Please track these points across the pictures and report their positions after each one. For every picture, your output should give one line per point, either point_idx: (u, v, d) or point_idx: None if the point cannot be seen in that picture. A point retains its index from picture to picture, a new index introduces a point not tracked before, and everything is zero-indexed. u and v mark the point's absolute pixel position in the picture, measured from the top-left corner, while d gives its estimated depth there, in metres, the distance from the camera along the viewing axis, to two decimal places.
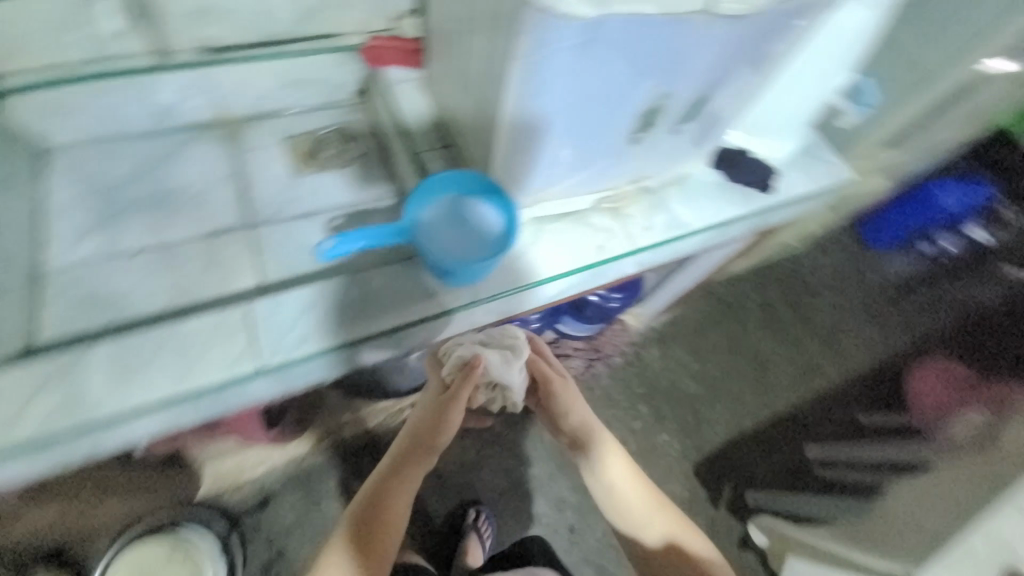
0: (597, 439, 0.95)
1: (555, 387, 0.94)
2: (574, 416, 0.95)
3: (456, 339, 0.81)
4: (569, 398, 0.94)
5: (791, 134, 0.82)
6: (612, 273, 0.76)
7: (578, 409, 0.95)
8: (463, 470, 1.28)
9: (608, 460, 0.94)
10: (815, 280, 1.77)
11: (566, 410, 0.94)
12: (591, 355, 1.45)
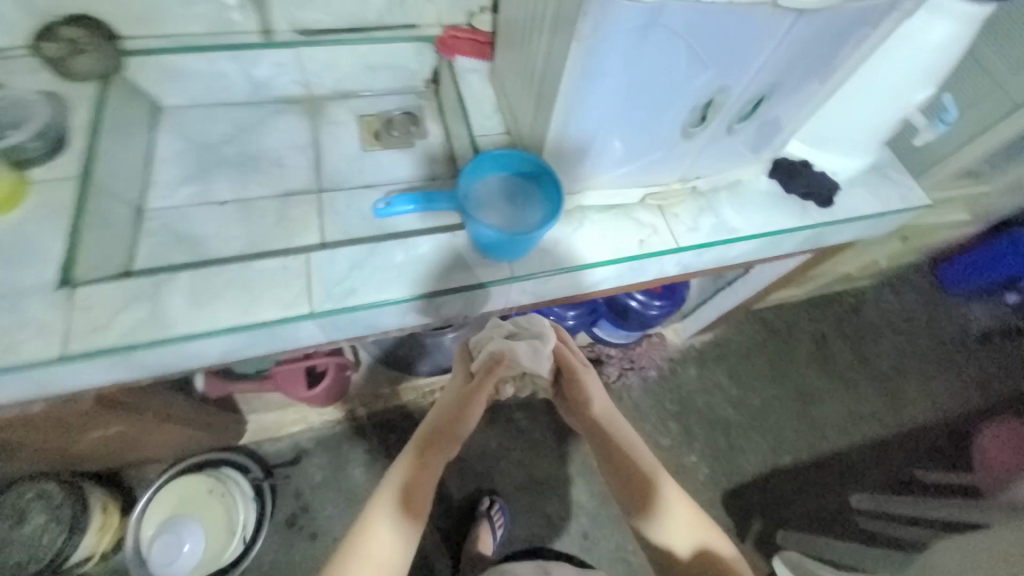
0: (616, 428, 0.76)
1: (579, 371, 0.78)
2: (591, 401, 0.77)
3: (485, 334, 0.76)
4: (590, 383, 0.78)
5: (859, 150, 0.79)
6: (649, 271, 0.77)
7: (597, 395, 0.77)
8: (484, 458, 1.30)
9: (627, 451, 0.74)
10: (877, 318, 1.66)
11: (581, 396, 0.77)
12: (625, 364, 1.43)
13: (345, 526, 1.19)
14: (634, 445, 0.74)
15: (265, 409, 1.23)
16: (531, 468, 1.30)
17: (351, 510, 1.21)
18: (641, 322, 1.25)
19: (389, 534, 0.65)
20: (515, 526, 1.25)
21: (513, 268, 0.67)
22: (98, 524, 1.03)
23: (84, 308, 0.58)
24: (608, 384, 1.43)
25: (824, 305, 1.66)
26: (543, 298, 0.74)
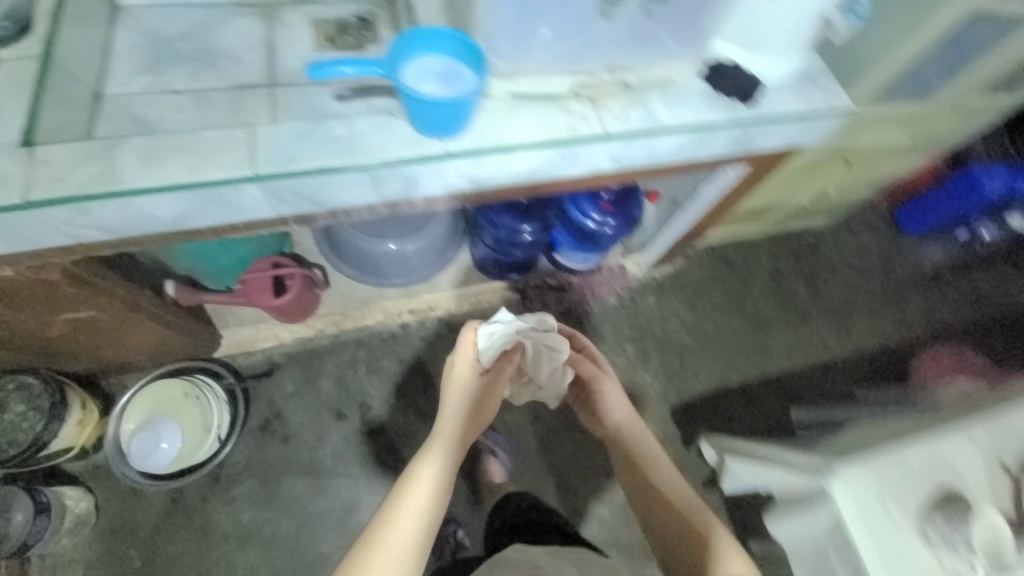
0: (636, 440, 0.93)
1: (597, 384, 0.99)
2: (614, 416, 0.97)
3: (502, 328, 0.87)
4: (606, 394, 0.98)
5: (785, 51, 0.84)
6: (584, 164, 0.82)
7: (619, 411, 0.97)
8: None
9: (648, 460, 0.91)
10: (831, 255, 1.75)
11: (607, 412, 0.98)
12: (585, 292, 1.52)
13: (316, 430, 1.28)
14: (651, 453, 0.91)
15: (238, 325, 1.29)
16: None
17: (323, 417, 1.29)
18: (599, 239, 1.33)
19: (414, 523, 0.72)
20: None
21: (446, 145, 0.72)
22: (78, 418, 1.10)
23: (46, 163, 0.64)
24: (570, 311, 1.50)
25: (782, 244, 1.73)
26: (482, 185, 0.80)
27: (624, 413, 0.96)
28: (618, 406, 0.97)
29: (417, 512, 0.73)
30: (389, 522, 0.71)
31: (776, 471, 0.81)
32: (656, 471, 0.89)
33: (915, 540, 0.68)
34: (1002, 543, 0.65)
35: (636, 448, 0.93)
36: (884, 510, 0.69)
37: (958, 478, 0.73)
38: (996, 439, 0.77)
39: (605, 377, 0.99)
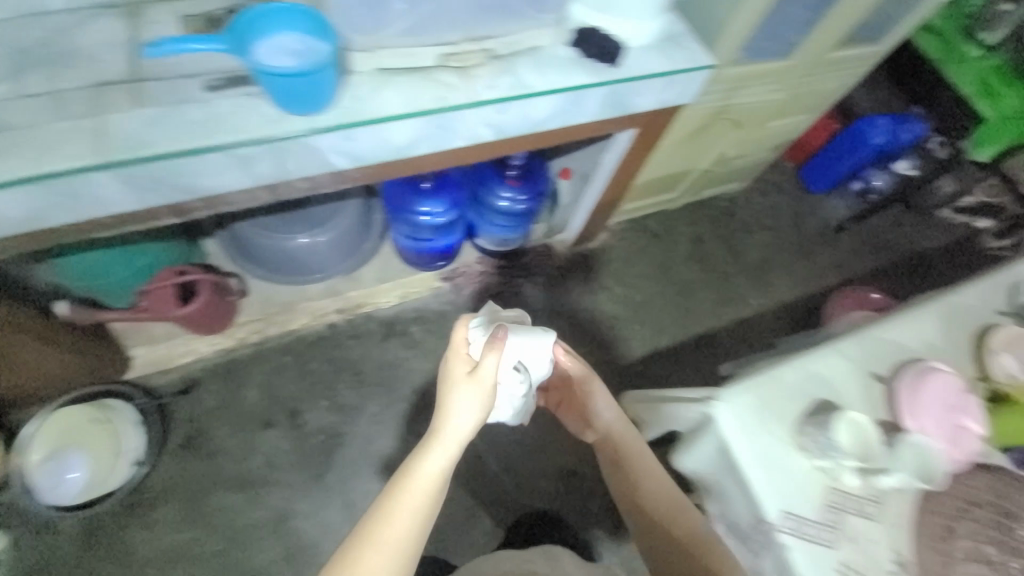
0: (628, 454, 0.84)
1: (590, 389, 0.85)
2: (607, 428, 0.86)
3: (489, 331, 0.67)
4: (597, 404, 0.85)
5: (646, 18, 0.90)
6: (464, 135, 0.85)
7: (611, 421, 0.85)
8: (383, 368, 1.38)
9: (638, 475, 0.83)
10: (747, 217, 1.86)
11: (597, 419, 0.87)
12: (513, 274, 1.54)
13: (244, 441, 1.24)
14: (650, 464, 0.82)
15: (150, 343, 1.24)
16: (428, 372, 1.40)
17: (250, 427, 1.25)
18: (516, 216, 1.36)
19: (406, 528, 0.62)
20: (415, 424, 1.34)
21: (310, 120, 0.73)
22: None
23: None
24: (499, 293, 1.53)
25: (699, 212, 1.83)
26: (363, 163, 0.81)
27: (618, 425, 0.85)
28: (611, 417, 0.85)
29: (409, 518, 0.62)
30: (377, 529, 0.61)
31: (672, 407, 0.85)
32: (648, 488, 0.82)
33: (793, 451, 0.72)
34: (865, 431, 0.70)
35: (629, 463, 0.84)
36: (764, 426, 0.73)
37: (833, 390, 0.78)
38: (866, 350, 0.83)
39: (597, 385, 0.85)
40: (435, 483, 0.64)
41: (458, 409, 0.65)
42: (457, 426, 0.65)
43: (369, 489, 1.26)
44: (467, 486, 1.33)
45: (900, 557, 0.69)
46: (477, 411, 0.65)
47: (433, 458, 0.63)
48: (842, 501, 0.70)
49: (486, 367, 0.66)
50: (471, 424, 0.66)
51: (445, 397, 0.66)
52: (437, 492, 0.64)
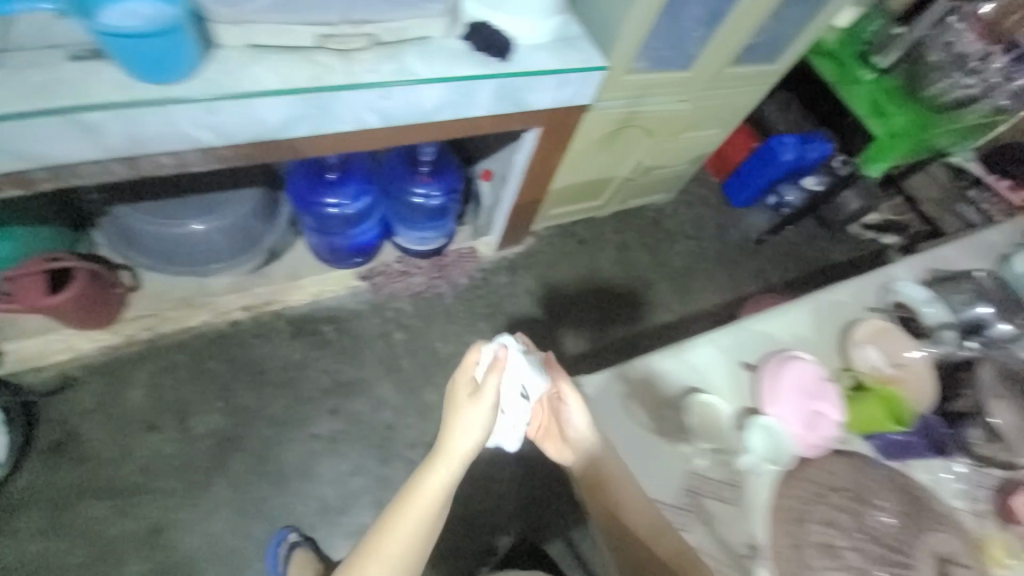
0: (609, 470, 0.72)
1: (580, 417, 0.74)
2: (585, 445, 0.74)
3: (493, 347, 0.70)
4: (576, 419, 0.74)
5: (539, 17, 0.93)
6: (347, 118, 0.84)
7: (592, 437, 0.74)
8: (286, 369, 1.31)
9: (619, 492, 0.71)
10: (672, 227, 1.92)
11: (575, 438, 0.75)
12: (435, 274, 1.52)
13: (123, 445, 1.16)
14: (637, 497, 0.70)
15: (22, 336, 1.15)
16: (337, 373, 1.34)
17: (131, 430, 1.17)
18: (432, 214, 1.34)
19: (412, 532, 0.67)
20: (317, 427, 1.26)
21: (166, 89, 0.71)
22: None
23: None
24: (419, 293, 1.49)
25: (627, 220, 1.87)
26: (233, 141, 0.79)
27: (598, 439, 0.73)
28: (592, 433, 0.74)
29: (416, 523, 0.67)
30: (385, 533, 0.67)
31: None
32: (628, 504, 0.71)
33: (657, 437, 0.73)
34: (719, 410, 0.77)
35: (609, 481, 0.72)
36: (630, 413, 0.74)
37: (703, 379, 0.80)
38: (739, 341, 0.85)
39: (575, 396, 0.73)
40: (439, 497, 0.68)
41: (464, 429, 0.67)
42: (462, 447, 0.67)
43: (260, 497, 1.17)
44: (371, 496, 1.23)
45: (756, 541, 0.70)
46: (480, 432, 0.67)
47: (438, 473, 0.67)
48: (702, 485, 0.72)
49: (488, 388, 0.67)
50: (475, 444, 0.68)
51: (453, 418, 0.68)
52: (442, 504, 0.69)
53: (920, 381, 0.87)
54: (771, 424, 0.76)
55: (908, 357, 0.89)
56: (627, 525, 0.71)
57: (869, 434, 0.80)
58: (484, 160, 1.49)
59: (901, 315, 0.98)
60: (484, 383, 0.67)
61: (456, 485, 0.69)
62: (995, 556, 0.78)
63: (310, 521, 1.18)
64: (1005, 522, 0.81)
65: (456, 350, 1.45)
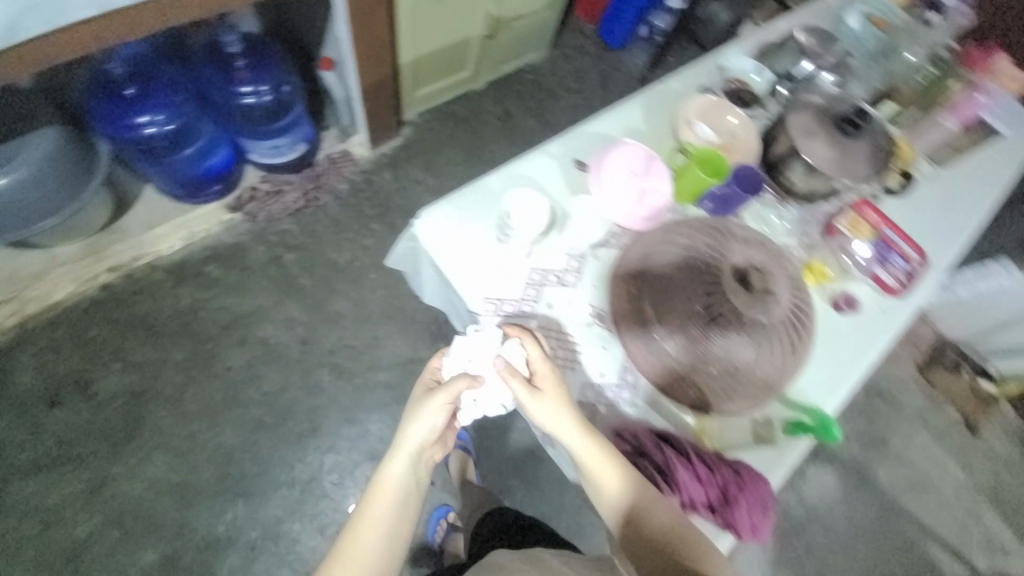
0: (588, 462, 0.64)
1: (545, 416, 0.66)
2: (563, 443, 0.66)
3: (459, 359, 0.69)
4: (543, 414, 0.66)
5: None
6: (82, 3, 0.76)
7: (563, 426, 0.65)
8: (179, 315, 1.28)
9: (601, 480, 0.64)
10: (555, 84, 1.84)
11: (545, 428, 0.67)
12: (310, 187, 1.45)
13: (31, 425, 1.16)
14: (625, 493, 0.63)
15: None
16: (235, 307, 1.31)
17: (34, 410, 1.17)
18: (273, 114, 1.26)
19: (377, 534, 0.65)
20: (230, 359, 1.26)
21: None
22: None
23: None
24: (299, 210, 1.43)
25: (505, 87, 1.78)
26: None
27: (576, 429, 0.65)
28: (563, 423, 0.65)
29: (379, 527, 0.65)
30: (349, 540, 0.64)
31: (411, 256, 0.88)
32: (612, 488, 0.64)
33: (494, 244, 0.76)
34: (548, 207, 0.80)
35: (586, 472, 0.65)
36: (466, 232, 0.76)
37: (536, 185, 0.82)
38: (572, 146, 0.86)
39: (532, 397, 0.66)
40: (405, 488, 0.67)
41: (417, 428, 0.67)
42: (422, 439, 0.67)
43: (188, 434, 1.19)
44: (301, 408, 1.25)
45: (601, 311, 0.76)
46: (435, 421, 0.67)
47: (395, 470, 0.67)
48: (544, 277, 0.76)
49: (447, 398, 0.66)
50: (432, 433, 0.68)
51: (413, 410, 0.68)
52: (410, 495, 0.68)
53: (745, 143, 0.91)
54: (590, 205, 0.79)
55: (733, 123, 0.92)
56: (615, 511, 0.64)
57: (697, 200, 0.85)
58: (329, 49, 1.34)
59: (731, 88, 0.99)
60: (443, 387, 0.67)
61: (419, 482, 0.69)
62: (819, 274, 0.85)
63: (244, 444, 1.20)
64: (828, 233, 0.88)
65: (353, 256, 1.42)
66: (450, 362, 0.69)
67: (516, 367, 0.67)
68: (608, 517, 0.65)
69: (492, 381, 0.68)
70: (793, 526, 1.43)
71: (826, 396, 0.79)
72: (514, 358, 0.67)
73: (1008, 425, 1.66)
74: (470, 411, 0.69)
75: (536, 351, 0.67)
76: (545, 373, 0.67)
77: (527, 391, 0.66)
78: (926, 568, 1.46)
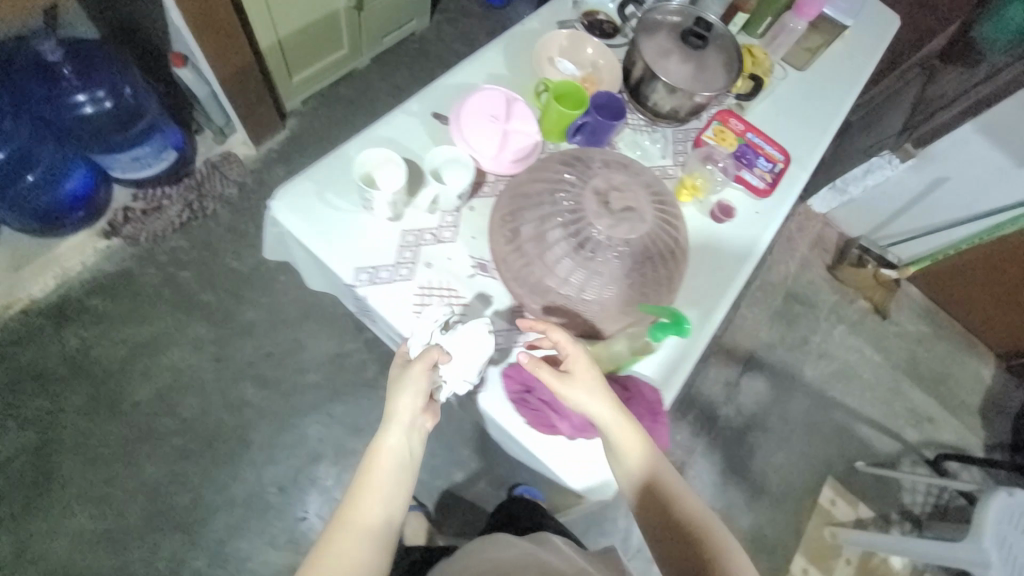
0: (620, 436, 0.64)
1: (575, 396, 0.65)
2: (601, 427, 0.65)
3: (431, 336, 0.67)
4: (582, 399, 0.64)
5: None
6: None
7: (593, 403, 0.64)
8: (70, 358, 1.18)
9: (632, 459, 0.64)
10: (443, 50, 1.77)
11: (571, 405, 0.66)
12: (193, 197, 1.34)
13: None
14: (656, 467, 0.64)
15: None
16: (132, 337, 1.22)
17: None
18: (122, 123, 1.15)
19: (379, 501, 0.61)
20: (138, 392, 1.18)
21: None
22: None
23: None
24: (184, 224, 1.32)
25: (392, 61, 1.71)
26: None
27: (612, 411, 0.64)
28: (593, 399, 0.64)
29: (382, 492, 0.61)
30: (350, 510, 0.59)
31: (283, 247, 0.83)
32: (644, 470, 0.64)
33: (361, 212, 0.74)
34: (411, 165, 0.77)
35: (620, 451, 0.65)
36: (331, 206, 0.73)
37: (397, 145, 0.78)
38: (433, 100, 0.83)
39: (561, 381, 0.65)
40: (403, 456, 0.64)
41: (405, 395, 0.64)
42: (412, 408, 0.64)
43: (105, 479, 1.11)
44: (228, 426, 1.19)
45: (482, 259, 0.76)
46: (419, 391, 0.64)
47: (391, 437, 0.63)
48: (418, 238, 0.74)
49: (420, 370, 0.64)
50: (421, 402, 0.65)
51: (395, 384, 0.65)
52: (407, 466, 0.64)
53: (606, 73, 0.92)
54: (456, 155, 0.76)
55: (592, 54, 0.93)
56: (639, 486, 0.64)
57: (567, 136, 0.85)
58: (176, 43, 1.21)
59: (591, 20, 0.98)
60: (416, 359, 0.65)
61: (416, 447, 0.65)
62: (692, 188, 0.87)
63: (170, 475, 1.14)
64: (696, 145, 0.90)
65: (255, 261, 1.33)
66: (416, 341, 0.68)
67: (486, 338, 0.68)
68: (636, 496, 0.64)
69: (465, 353, 0.67)
70: (735, 435, 1.52)
71: (711, 301, 0.83)
72: (480, 329, 0.69)
73: (915, 305, 1.79)
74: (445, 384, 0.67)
75: (563, 338, 0.66)
76: (576, 357, 0.66)
77: (557, 374, 0.65)
78: (859, 448, 1.58)
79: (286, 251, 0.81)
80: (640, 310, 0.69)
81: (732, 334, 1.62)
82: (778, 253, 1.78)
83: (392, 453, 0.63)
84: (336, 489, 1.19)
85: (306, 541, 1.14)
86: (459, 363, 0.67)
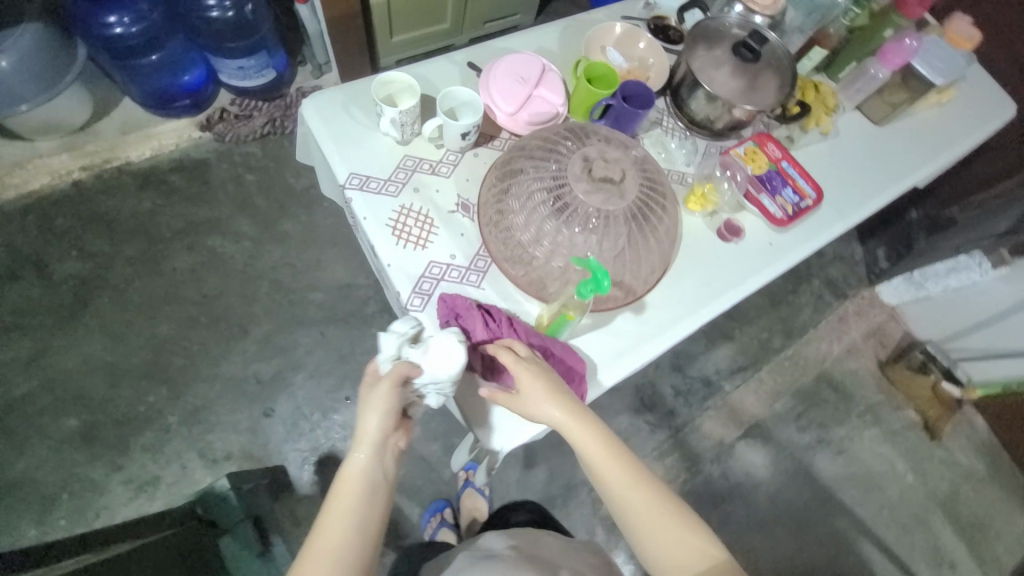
0: (575, 436, 0.65)
1: (529, 406, 0.65)
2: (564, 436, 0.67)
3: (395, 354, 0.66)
4: (537, 412, 0.65)
5: None
6: None
7: (544, 410, 0.65)
8: (138, 217, 1.37)
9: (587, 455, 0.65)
10: None
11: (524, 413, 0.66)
12: (278, 113, 1.48)
13: None
14: (609, 455, 0.65)
15: None
16: (189, 215, 1.39)
17: None
18: (239, 32, 1.34)
19: (347, 527, 0.59)
20: (176, 261, 1.34)
21: None
22: None
23: None
24: (265, 135, 1.48)
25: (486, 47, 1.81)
26: None
27: (564, 416, 0.65)
28: (545, 411, 0.65)
29: (352, 522, 0.59)
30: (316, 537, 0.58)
31: (308, 154, 0.92)
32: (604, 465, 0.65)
33: (374, 130, 0.80)
34: (430, 100, 0.83)
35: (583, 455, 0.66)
36: (349, 115, 0.81)
37: (428, 83, 0.85)
38: (477, 54, 0.88)
39: (512, 396, 0.66)
40: (373, 478, 0.62)
41: (376, 412, 0.63)
42: (383, 426, 0.63)
43: (127, 321, 1.28)
44: (237, 313, 1.32)
45: (466, 201, 0.79)
46: (390, 408, 0.63)
47: (358, 460, 0.62)
48: (416, 164, 0.79)
49: (389, 385, 0.63)
50: (392, 419, 0.64)
51: (365, 403, 0.64)
52: (378, 487, 0.62)
53: (651, 71, 0.94)
54: (471, 97, 0.79)
55: (642, 49, 0.94)
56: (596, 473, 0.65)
57: (592, 116, 0.85)
58: None
59: (656, 23, 0.98)
60: (386, 375, 0.63)
61: (388, 471, 0.64)
62: (701, 197, 0.84)
63: (177, 335, 1.28)
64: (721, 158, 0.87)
65: (308, 182, 1.47)
66: (382, 360, 0.66)
67: (457, 347, 0.64)
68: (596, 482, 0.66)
69: (437, 361, 0.64)
70: (712, 498, 1.40)
71: (688, 311, 0.79)
72: (450, 337, 0.65)
73: (976, 438, 1.52)
74: (422, 396, 0.68)
75: (509, 359, 0.65)
76: (524, 376, 0.65)
77: (510, 394, 0.66)
78: (855, 565, 1.38)
79: (308, 152, 0.90)
80: (571, 261, 0.68)
81: (742, 396, 1.49)
82: (824, 329, 1.59)
83: (361, 479, 0.61)
84: (303, 399, 1.26)
85: (262, 436, 1.22)
86: (434, 372, 0.64)
